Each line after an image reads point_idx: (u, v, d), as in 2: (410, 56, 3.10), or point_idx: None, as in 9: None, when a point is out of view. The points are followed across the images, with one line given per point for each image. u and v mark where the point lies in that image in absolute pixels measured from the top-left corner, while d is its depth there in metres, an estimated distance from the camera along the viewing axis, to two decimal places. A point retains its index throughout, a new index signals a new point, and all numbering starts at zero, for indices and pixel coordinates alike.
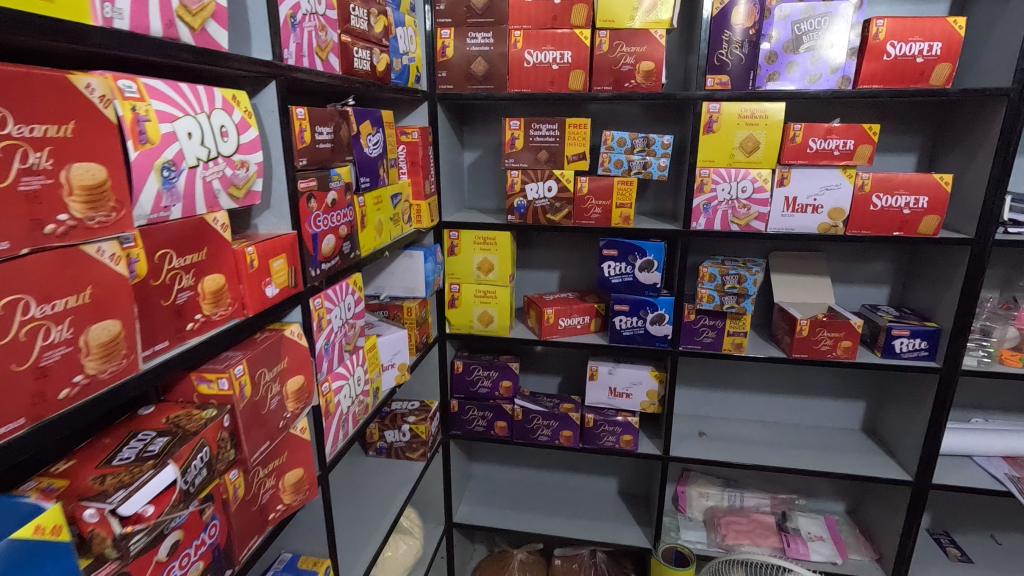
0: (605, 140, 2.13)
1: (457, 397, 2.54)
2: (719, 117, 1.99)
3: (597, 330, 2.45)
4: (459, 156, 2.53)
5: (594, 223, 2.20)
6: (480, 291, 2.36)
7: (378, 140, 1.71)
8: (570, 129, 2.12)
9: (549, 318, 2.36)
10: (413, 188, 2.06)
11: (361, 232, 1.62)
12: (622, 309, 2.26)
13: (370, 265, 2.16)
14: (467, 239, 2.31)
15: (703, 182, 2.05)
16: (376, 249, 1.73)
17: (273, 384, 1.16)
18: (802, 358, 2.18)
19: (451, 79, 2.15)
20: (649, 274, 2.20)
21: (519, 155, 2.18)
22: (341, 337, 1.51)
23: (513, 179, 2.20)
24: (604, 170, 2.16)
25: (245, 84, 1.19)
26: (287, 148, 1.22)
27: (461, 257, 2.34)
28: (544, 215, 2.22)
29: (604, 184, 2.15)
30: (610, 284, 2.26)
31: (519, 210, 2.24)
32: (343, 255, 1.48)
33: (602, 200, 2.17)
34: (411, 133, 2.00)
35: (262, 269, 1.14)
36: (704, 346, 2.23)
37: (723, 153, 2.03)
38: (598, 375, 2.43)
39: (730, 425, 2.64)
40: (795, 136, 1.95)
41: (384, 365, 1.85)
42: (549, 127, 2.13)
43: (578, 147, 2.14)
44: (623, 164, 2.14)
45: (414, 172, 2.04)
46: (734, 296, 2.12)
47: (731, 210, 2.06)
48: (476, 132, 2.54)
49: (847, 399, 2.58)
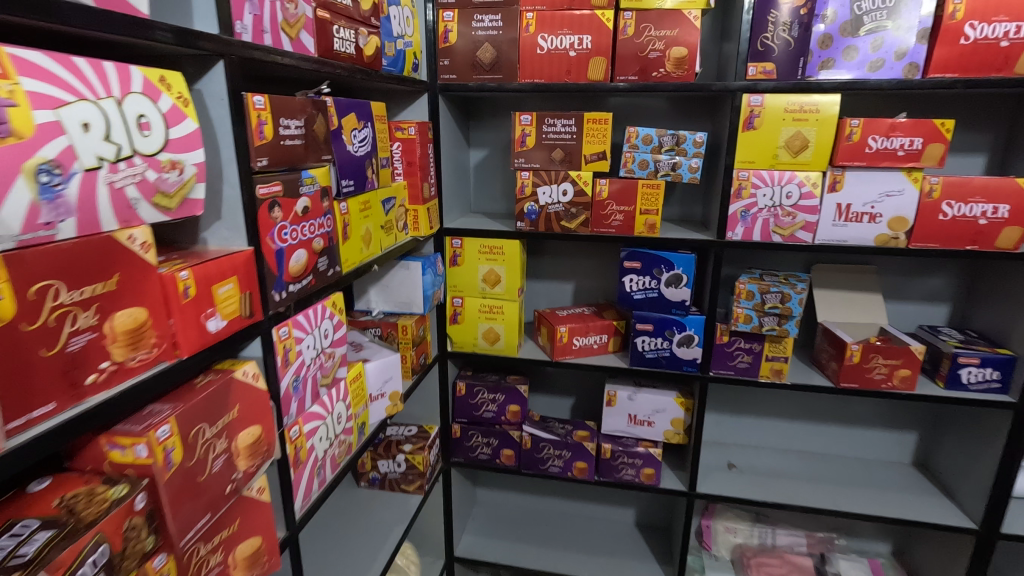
0: (628, 137, 1.87)
1: (460, 422, 2.30)
2: (762, 111, 1.73)
3: (616, 350, 2.19)
4: (465, 155, 2.29)
5: (614, 231, 1.94)
6: (485, 305, 2.12)
7: (365, 136, 1.47)
8: (590, 125, 1.87)
9: (563, 338, 2.11)
10: (410, 191, 1.82)
11: (344, 245, 1.38)
12: (646, 329, 2.00)
13: (361, 277, 1.94)
14: (471, 248, 2.07)
15: (741, 187, 1.79)
16: (363, 263, 1.50)
17: (216, 441, 0.93)
18: (851, 388, 1.90)
19: (455, 68, 1.91)
20: (676, 290, 1.94)
21: (530, 155, 1.93)
22: (316, 371, 1.28)
23: (523, 181, 1.96)
24: (626, 171, 1.90)
25: (187, 65, 0.95)
26: (241, 145, 0.98)
27: (465, 269, 2.10)
28: (558, 222, 1.97)
29: (628, 188, 1.89)
30: (632, 301, 2.01)
31: (530, 216, 1.99)
32: (318, 273, 1.24)
33: (624, 206, 1.91)
34: (407, 128, 1.76)
35: (202, 298, 0.90)
36: (738, 371, 1.97)
37: (766, 152, 1.76)
38: (616, 401, 2.18)
39: (762, 456, 2.37)
40: (851, 134, 1.68)
41: (373, 396, 1.62)
42: (565, 123, 1.88)
43: (598, 146, 1.88)
44: (649, 165, 1.88)
45: (411, 173, 1.80)
46: (775, 317, 1.85)
47: (772, 218, 1.80)
48: (484, 128, 2.30)
49: (896, 430, 2.30)
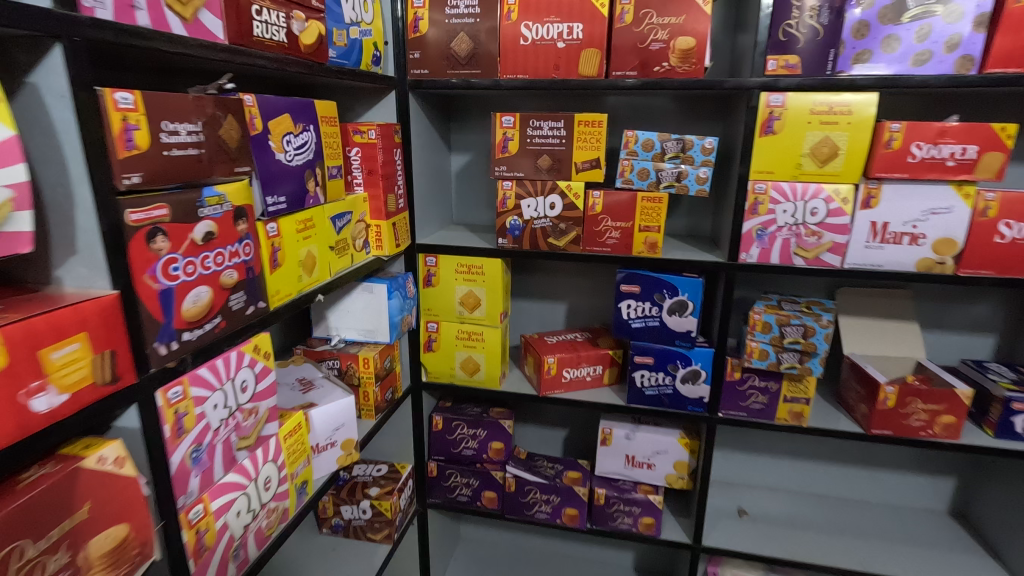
0: (626, 142, 1.61)
1: (437, 460, 2.06)
2: (783, 112, 1.46)
3: (611, 383, 1.94)
4: (445, 160, 2.04)
5: (610, 251, 1.69)
6: (463, 332, 1.87)
7: (305, 141, 1.23)
8: (581, 128, 1.61)
9: (551, 370, 1.86)
10: (372, 204, 1.57)
11: (274, 274, 1.14)
12: (646, 362, 1.75)
13: (319, 301, 1.70)
14: (447, 268, 1.83)
15: (757, 201, 1.53)
16: (302, 294, 1.25)
17: (44, 560, 0.68)
18: (884, 435, 1.64)
19: (427, 61, 1.66)
20: (681, 320, 1.69)
21: (513, 162, 1.68)
22: (230, 433, 1.04)
23: (505, 193, 1.70)
24: (623, 181, 1.65)
25: (17, 50, 0.71)
26: (95, 157, 0.74)
27: (440, 290, 1.86)
28: (546, 239, 1.72)
29: (625, 202, 1.64)
30: (630, 330, 1.75)
31: (512, 232, 1.74)
32: (230, 314, 1.00)
33: (621, 222, 1.66)
34: (367, 131, 1.52)
35: (21, 370, 0.66)
36: (751, 413, 1.71)
37: (787, 161, 1.50)
38: (612, 440, 1.93)
39: (777, 500, 2.11)
40: (891, 140, 1.41)
41: (321, 446, 1.39)
42: (553, 125, 1.63)
43: (591, 152, 1.62)
44: (650, 175, 1.62)
45: (372, 183, 1.56)
46: (796, 353, 1.58)
47: (793, 237, 1.54)
48: (467, 130, 2.05)
49: (931, 474, 2.03)
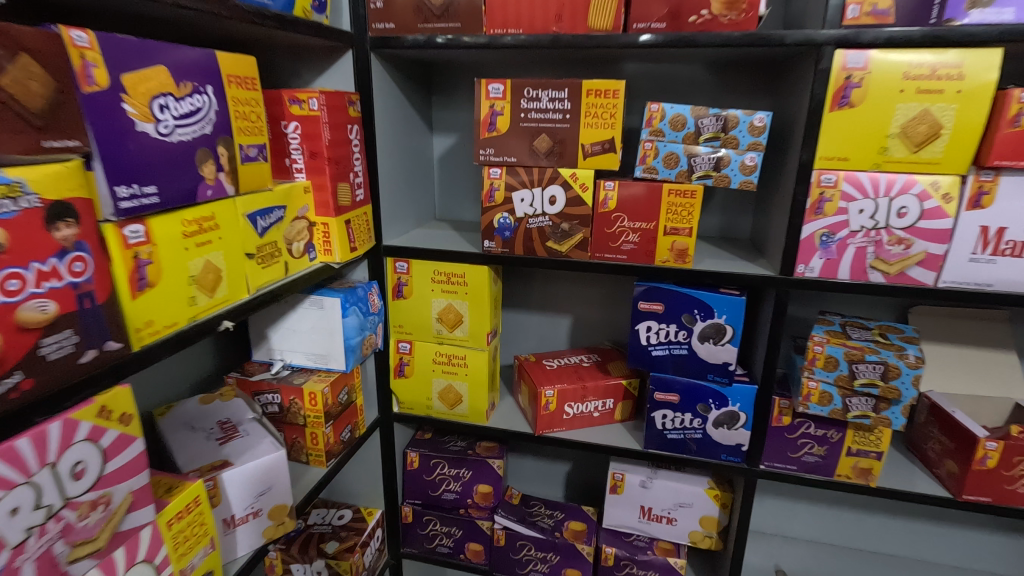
0: (650, 118, 1.24)
1: (413, 504, 1.72)
2: (865, 77, 1.09)
3: (623, 419, 1.59)
4: (425, 143, 1.68)
5: (625, 259, 1.32)
6: (442, 354, 1.52)
7: (194, 107, 0.87)
8: (590, 99, 1.24)
9: (550, 405, 1.50)
10: (316, 196, 1.22)
11: (138, 299, 0.79)
12: (668, 400, 1.38)
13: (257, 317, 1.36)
14: (422, 276, 1.47)
15: (823, 198, 1.16)
16: (197, 322, 0.90)
17: None
18: (980, 502, 1.26)
19: (393, 12, 1.29)
20: (714, 348, 1.32)
21: (503, 143, 1.31)
22: (53, 543, 0.69)
23: (492, 184, 1.33)
24: (644, 170, 1.27)
25: None
26: None
27: (413, 304, 1.51)
28: (544, 243, 1.35)
29: (646, 197, 1.26)
30: (649, 359, 1.39)
31: (501, 233, 1.37)
32: (42, 366, 0.65)
33: (640, 223, 1.28)
34: (307, 100, 1.16)
35: None
36: (803, 468, 1.34)
37: (866, 143, 1.12)
38: (624, 489, 1.57)
39: (820, 558, 1.75)
40: (1018, 116, 1.03)
41: (237, 520, 1.05)
42: (553, 95, 1.25)
43: (602, 131, 1.25)
44: (680, 161, 1.24)
45: (316, 168, 1.20)
46: (868, 399, 1.21)
47: (871, 246, 1.16)
48: (451, 106, 1.70)
49: (1016, 535, 1.65)
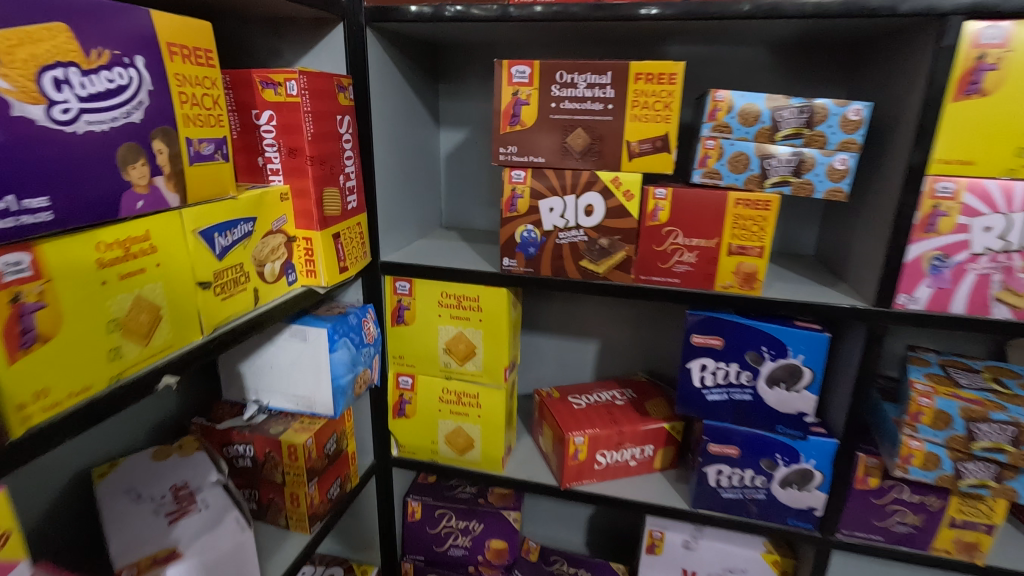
0: (714, 109, 0.99)
1: (414, 560, 1.47)
2: (1003, 57, 0.84)
3: (663, 467, 1.35)
4: (430, 138, 1.45)
5: (677, 284, 1.08)
6: (450, 392, 1.28)
7: (113, 84, 0.62)
8: (640, 85, 0.99)
9: (580, 454, 1.26)
10: (296, 204, 0.97)
11: (20, 361, 0.54)
12: (727, 454, 1.14)
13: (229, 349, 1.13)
14: (427, 299, 1.23)
15: (937, 212, 0.92)
16: (121, 383, 0.66)
17: None
18: None
19: None
20: (786, 395, 1.08)
21: (528, 138, 1.06)
22: None
23: (514, 190, 1.09)
24: (705, 174, 1.02)
25: None
26: None
27: (416, 332, 1.26)
28: (576, 262, 1.11)
29: (707, 209, 1.02)
30: (702, 404, 1.14)
31: (524, 249, 1.12)
32: None
33: (698, 241, 1.04)
34: (284, 83, 0.91)
35: None
36: (890, 539, 1.10)
37: (1000, 142, 0.87)
38: (664, 550, 1.32)
39: None
40: None
41: None
42: (593, 81, 1.01)
43: (654, 126, 1.00)
44: (751, 164, 0.99)
45: (295, 169, 0.95)
46: (989, 465, 0.97)
47: (996, 273, 0.92)
48: (460, 95, 1.46)
49: None
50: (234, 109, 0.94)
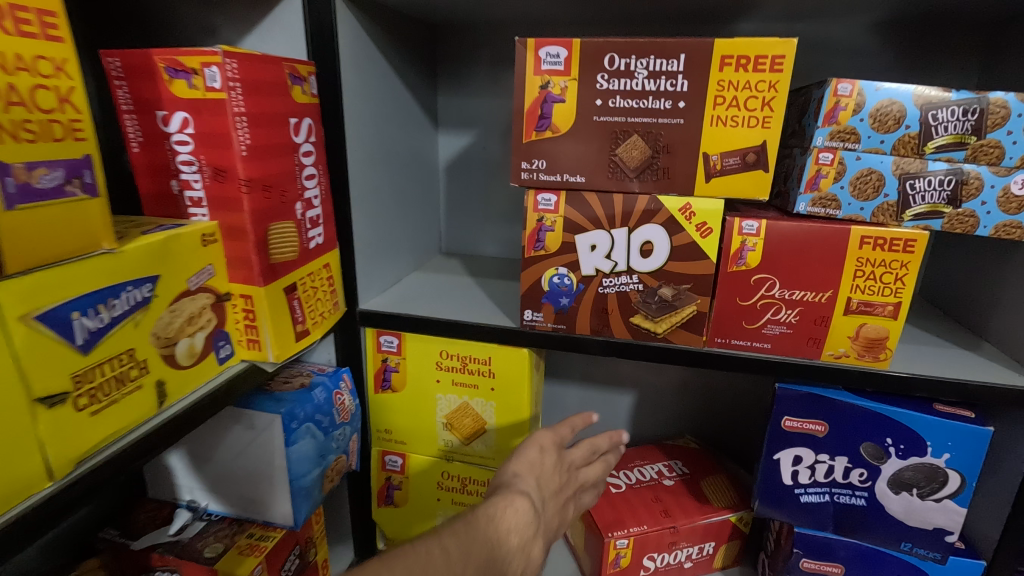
0: (836, 106, 0.68)
1: None
2: None
3: (724, 566, 1.05)
4: (425, 143, 1.14)
5: (767, 351, 0.78)
6: (452, 478, 0.98)
7: None
8: (727, 74, 0.69)
9: (622, 559, 0.97)
10: (229, 248, 0.67)
11: None
12: (826, 571, 0.86)
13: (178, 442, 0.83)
14: (422, 360, 0.94)
15: None
16: None
17: None
18: None
19: None
20: (919, 503, 0.78)
21: (563, 148, 0.75)
22: None
23: (541, 221, 0.78)
24: (815, 201, 0.72)
25: None
26: None
27: (407, 401, 0.97)
28: (626, 317, 0.81)
29: (817, 251, 0.72)
30: (793, 507, 0.84)
31: (554, 300, 0.82)
32: None
33: (802, 295, 0.74)
34: (202, 69, 0.59)
35: None
36: None
37: None
38: None
39: None
40: None
41: None
42: (658, 68, 0.70)
43: (745, 133, 0.70)
44: (885, 186, 0.69)
45: (225, 198, 0.64)
46: None
47: None
48: (463, 88, 1.16)
49: None
50: (132, 109, 0.63)
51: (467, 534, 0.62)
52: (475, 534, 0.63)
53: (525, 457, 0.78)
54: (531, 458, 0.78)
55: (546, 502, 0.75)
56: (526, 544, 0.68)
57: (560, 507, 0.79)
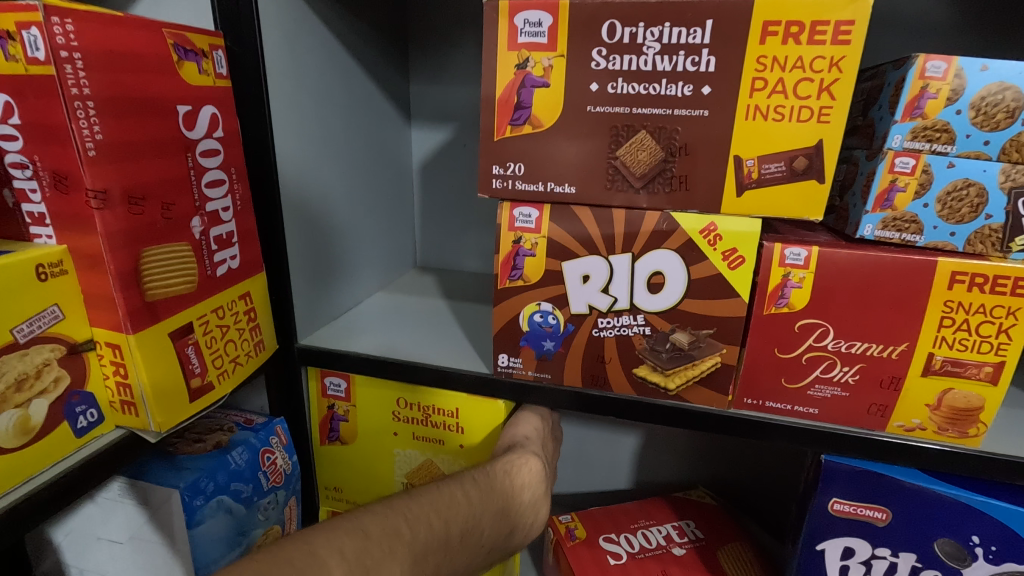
0: (922, 91, 0.49)
1: None
2: None
3: None
4: (394, 139, 0.96)
5: (813, 417, 0.59)
6: None
7: None
8: (770, 47, 0.50)
9: None
10: (85, 281, 0.49)
11: None
12: None
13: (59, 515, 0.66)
14: (375, 409, 0.76)
15: None
16: None
17: None
18: None
19: None
20: None
21: (544, 145, 0.57)
22: None
23: (518, 242, 0.60)
24: (887, 221, 0.53)
25: None
26: None
27: (359, 456, 0.79)
28: (628, 368, 0.62)
29: (887, 290, 0.53)
30: None
31: (534, 342, 0.64)
32: None
33: (864, 348, 0.55)
34: (19, 34, 0.42)
35: None
36: None
37: None
38: None
39: None
40: None
41: None
42: (675, 40, 0.51)
43: (794, 129, 0.51)
44: (986, 204, 0.50)
45: (70, 213, 0.47)
46: None
47: None
48: (440, 74, 0.98)
49: None
50: None
51: (491, 481, 0.59)
52: (497, 484, 0.59)
53: (529, 421, 0.72)
54: (537, 422, 0.72)
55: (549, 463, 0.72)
56: (538, 503, 0.64)
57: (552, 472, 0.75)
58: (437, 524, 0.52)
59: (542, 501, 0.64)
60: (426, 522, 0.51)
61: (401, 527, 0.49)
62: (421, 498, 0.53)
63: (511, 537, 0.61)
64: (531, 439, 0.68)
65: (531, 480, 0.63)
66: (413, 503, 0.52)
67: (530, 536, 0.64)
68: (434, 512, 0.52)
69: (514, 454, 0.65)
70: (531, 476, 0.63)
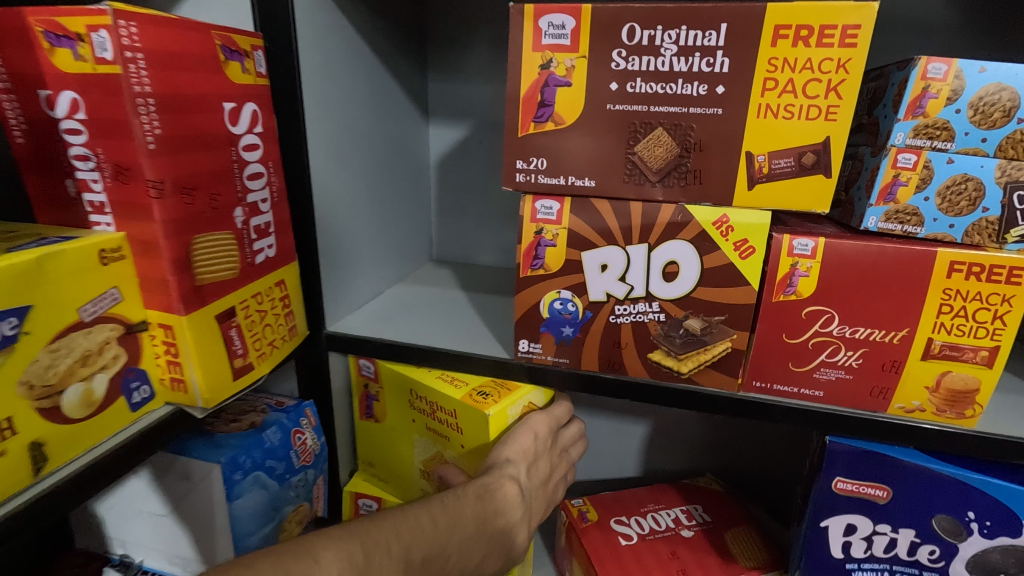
0: (924, 90, 0.52)
1: None
2: None
3: None
4: (413, 135, 0.99)
5: (818, 400, 0.63)
6: None
7: None
8: (781, 49, 0.53)
9: None
10: (141, 265, 0.53)
11: None
12: None
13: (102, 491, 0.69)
14: (397, 393, 0.79)
15: None
16: None
17: None
18: None
19: None
20: None
21: (566, 140, 0.60)
22: None
23: (540, 233, 0.63)
24: (890, 214, 0.56)
25: None
26: None
27: (385, 437, 0.83)
28: (643, 353, 0.66)
29: (889, 279, 0.56)
30: None
31: (554, 329, 0.68)
32: None
33: (867, 334, 0.59)
34: (88, 35, 0.46)
35: None
36: None
37: None
38: None
39: None
40: None
41: None
42: (691, 42, 0.55)
43: (803, 127, 0.55)
44: (983, 198, 0.54)
45: (128, 202, 0.50)
46: None
47: None
48: (457, 72, 1.01)
49: None
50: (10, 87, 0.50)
51: (459, 509, 0.59)
52: (466, 510, 0.59)
53: (522, 439, 0.70)
54: (527, 442, 0.70)
55: (536, 485, 0.70)
56: (513, 527, 0.64)
57: (544, 491, 0.73)
58: (397, 551, 0.52)
59: (515, 527, 0.64)
60: (384, 549, 0.51)
61: (357, 555, 0.50)
62: (384, 523, 0.54)
63: (482, 562, 0.61)
64: (514, 461, 0.67)
65: (505, 505, 0.63)
66: (374, 528, 0.53)
67: (506, 560, 0.64)
68: (394, 537, 0.53)
69: (492, 477, 0.64)
70: (503, 500, 0.63)
